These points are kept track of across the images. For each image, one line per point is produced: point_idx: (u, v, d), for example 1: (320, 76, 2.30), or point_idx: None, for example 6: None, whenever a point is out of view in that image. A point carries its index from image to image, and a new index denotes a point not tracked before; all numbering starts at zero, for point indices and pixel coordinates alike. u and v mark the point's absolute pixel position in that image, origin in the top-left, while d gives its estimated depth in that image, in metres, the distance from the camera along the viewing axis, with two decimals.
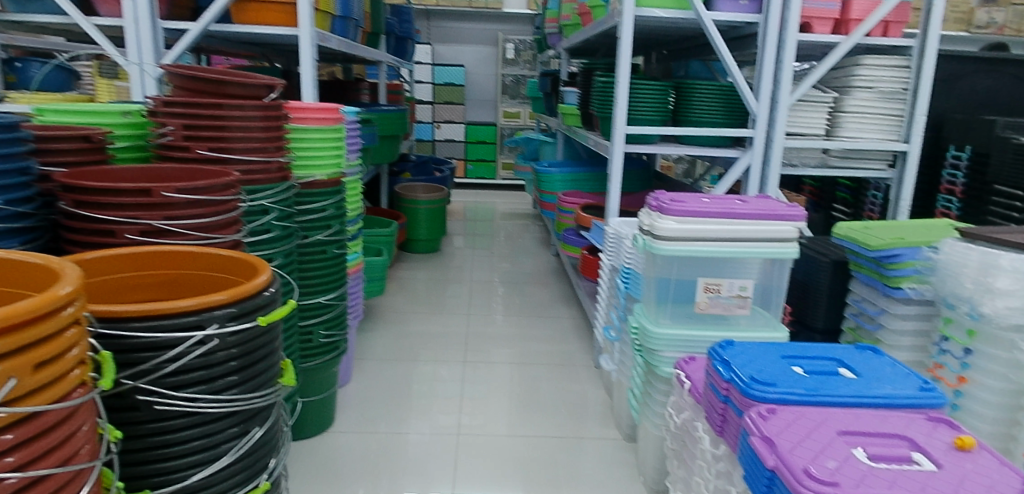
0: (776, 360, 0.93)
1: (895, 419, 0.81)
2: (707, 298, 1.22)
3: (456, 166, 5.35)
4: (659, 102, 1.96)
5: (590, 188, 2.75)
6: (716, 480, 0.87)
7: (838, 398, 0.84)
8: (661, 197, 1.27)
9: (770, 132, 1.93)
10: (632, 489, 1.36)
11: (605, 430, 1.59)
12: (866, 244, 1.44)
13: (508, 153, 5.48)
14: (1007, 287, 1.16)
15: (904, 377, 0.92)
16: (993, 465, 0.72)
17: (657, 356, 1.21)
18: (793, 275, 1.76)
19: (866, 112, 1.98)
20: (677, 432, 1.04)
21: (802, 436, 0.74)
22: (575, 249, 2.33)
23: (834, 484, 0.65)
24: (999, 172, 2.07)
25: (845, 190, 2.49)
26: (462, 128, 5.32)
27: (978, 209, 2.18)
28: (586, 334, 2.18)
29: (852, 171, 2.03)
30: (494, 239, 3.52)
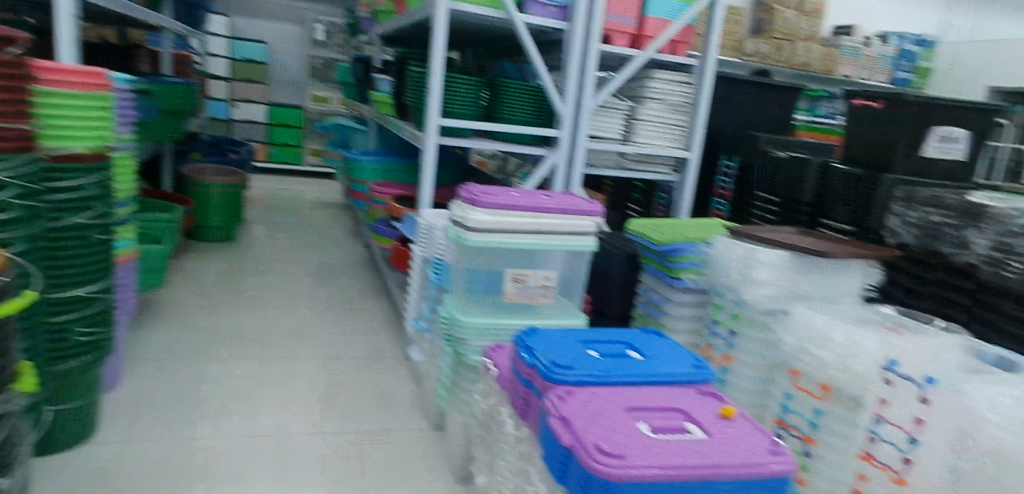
0: (574, 345, 0.98)
1: (673, 395, 0.89)
2: (515, 288, 1.26)
3: (255, 148, 4.99)
4: (471, 97, 1.99)
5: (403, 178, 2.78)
6: (518, 461, 0.90)
7: (625, 378, 0.91)
8: (472, 190, 1.28)
9: (575, 133, 2.04)
10: (439, 477, 1.36)
11: (413, 421, 1.57)
12: (654, 239, 1.60)
13: (315, 138, 5.24)
14: (764, 277, 1.38)
15: (681, 356, 1.02)
16: (748, 429, 0.83)
17: (466, 345, 1.22)
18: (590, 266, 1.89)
19: (656, 122, 2.18)
20: (483, 419, 1.06)
21: (594, 414, 0.79)
22: (385, 240, 2.30)
23: (620, 457, 0.70)
24: (759, 181, 2.46)
25: (639, 192, 2.74)
26: (262, 108, 4.98)
27: (741, 211, 2.56)
28: (396, 326, 2.16)
29: (643, 173, 2.23)
30: (299, 229, 3.34)
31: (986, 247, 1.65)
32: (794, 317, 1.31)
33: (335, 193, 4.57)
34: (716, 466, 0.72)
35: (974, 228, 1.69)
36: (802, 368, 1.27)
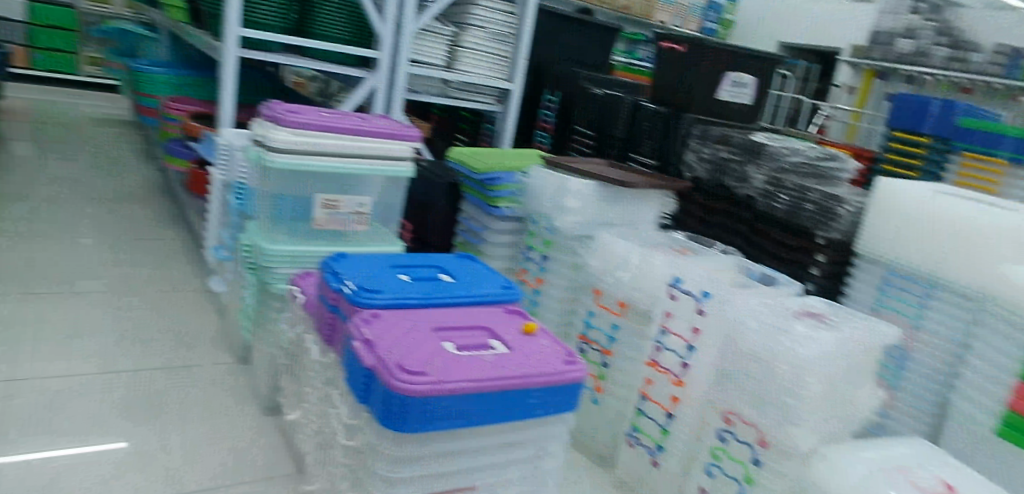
0: (384, 270, 0.97)
1: (481, 315, 0.93)
2: (325, 214, 1.21)
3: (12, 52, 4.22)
4: (279, 8, 1.83)
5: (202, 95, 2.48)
6: (323, 386, 0.89)
7: (435, 300, 0.92)
8: (275, 107, 1.19)
9: (395, 55, 1.98)
10: (245, 410, 1.32)
11: (216, 355, 1.49)
12: (474, 168, 1.61)
13: (92, 44, 4.55)
14: (574, 205, 1.46)
15: (491, 278, 1.05)
16: (547, 343, 0.89)
17: (272, 273, 1.16)
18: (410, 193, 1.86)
19: (479, 50, 2.16)
20: (290, 348, 1.03)
21: (399, 334, 0.79)
22: (180, 162, 2.11)
23: (422, 374, 0.72)
24: (578, 114, 2.56)
25: (466, 121, 2.75)
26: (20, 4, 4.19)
27: (560, 143, 2.67)
28: (197, 256, 2.00)
29: (467, 102, 2.22)
30: (76, 149, 2.92)
31: (762, 182, 1.99)
32: (599, 243, 1.43)
33: (122, 109, 4.04)
34: (520, 377, 0.78)
35: (754, 165, 2.02)
36: (603, 287, 1.42)
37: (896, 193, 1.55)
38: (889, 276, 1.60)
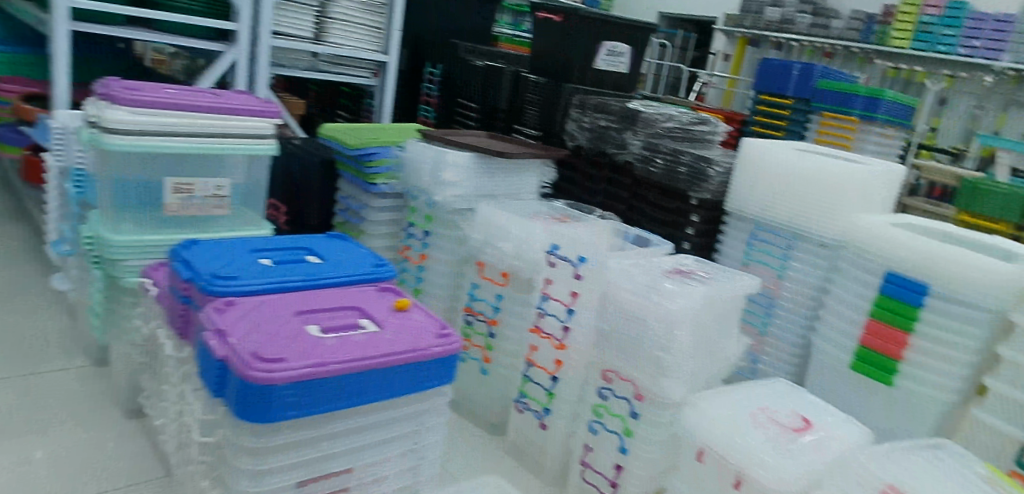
0: (243, 255, 0.92)
1: (350, 294, 0.90)
2: (178, 200, 1.17)
3: None
4: None
5: (39, 75, 2.23)
6: (180, 382, 0.84)
7: (300, 283, 0.88)
8: (114, 85, 1.13)
9: (256, 27, 1.89)
10: (104, 413, 1.22)
11: (70, 359, 1.37)
12: (346, 144, 1.55)
13: None
14: (452, 178, 1.45)
15: (362, 257, 1.03)
16: (421, 318, 0.88)
17: (121, 266, 1.11)
18: (275, 171, 1.74)
19: (350, 21, 2.09)
20: (146, 344, 0.97)
21: (257, 321, 0.76)
22: (14, 150, 1.91)
23: (279, 361, 0.69)
24: (461, 87, 2.57)
25: (347, 97, 2.65)
26: None
27: (445, 118, 2.66)
28: (43, 253, 1.82)
29: (340, 76, 2.15)
30: None
31: (639, 148, 2.07)
32: (480, 215, 1.43)
33: None
34: (393, 355, 0.77)
35: (631, 131, 2.10)
36: (486, 259, 1.43)
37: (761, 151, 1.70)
38: (757, 230, 1.78)
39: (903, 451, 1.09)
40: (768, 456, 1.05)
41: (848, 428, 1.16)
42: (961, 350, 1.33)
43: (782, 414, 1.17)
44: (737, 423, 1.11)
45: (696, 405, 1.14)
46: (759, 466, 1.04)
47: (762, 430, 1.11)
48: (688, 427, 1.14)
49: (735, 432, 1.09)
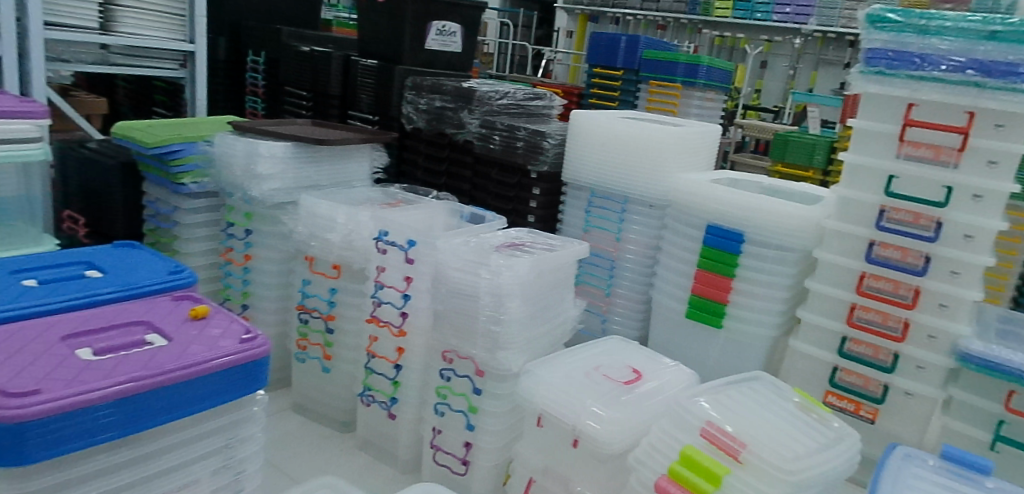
0: (13, 284, 0.96)
1: (136, 310, 0.96)
2: None
3: None
4: None
5: None
6: None
7: (76, 306, 0.94)
8: None
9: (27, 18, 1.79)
10: None
11: None
12: (143, 143, 1.46)
13: None
14: (267, 171, 1.39)
15: (153, 267, 1.08)
16: (213, 324, 0.95)
17: None
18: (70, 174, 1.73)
19: (144, 10, 2.06)
20: None
21: (19, 356, 0.80)
22: None
23: (34, 393, 0.73)
24: (286, 75, 2.54)
25: (161, 94, 2.46)
26: None
27: (275, 106, 2.66)
28: None
29: (139, 69, 2.11)
30: None
31: (477, 126, 2.19)
32: (303, 208, 1.38)
33: None
34: (204, 363, 0.86)
35: (467, 110, 2.20)
36: (313, 254, 1.39)
37: (600, 129, 2.13)
38: (592, 199, 2.22)
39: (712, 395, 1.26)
40: (601, 414, 1.14)
41: (667, 376, 1.34)
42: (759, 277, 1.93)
43: (616, 373, 1.32)
44: (572, 385, 1.21)
45: (533, 373, 1.20)
46: (593, 426, 1.13)
47: (597, 388, 1.23)
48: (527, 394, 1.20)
49: (569, 395, 1.18)
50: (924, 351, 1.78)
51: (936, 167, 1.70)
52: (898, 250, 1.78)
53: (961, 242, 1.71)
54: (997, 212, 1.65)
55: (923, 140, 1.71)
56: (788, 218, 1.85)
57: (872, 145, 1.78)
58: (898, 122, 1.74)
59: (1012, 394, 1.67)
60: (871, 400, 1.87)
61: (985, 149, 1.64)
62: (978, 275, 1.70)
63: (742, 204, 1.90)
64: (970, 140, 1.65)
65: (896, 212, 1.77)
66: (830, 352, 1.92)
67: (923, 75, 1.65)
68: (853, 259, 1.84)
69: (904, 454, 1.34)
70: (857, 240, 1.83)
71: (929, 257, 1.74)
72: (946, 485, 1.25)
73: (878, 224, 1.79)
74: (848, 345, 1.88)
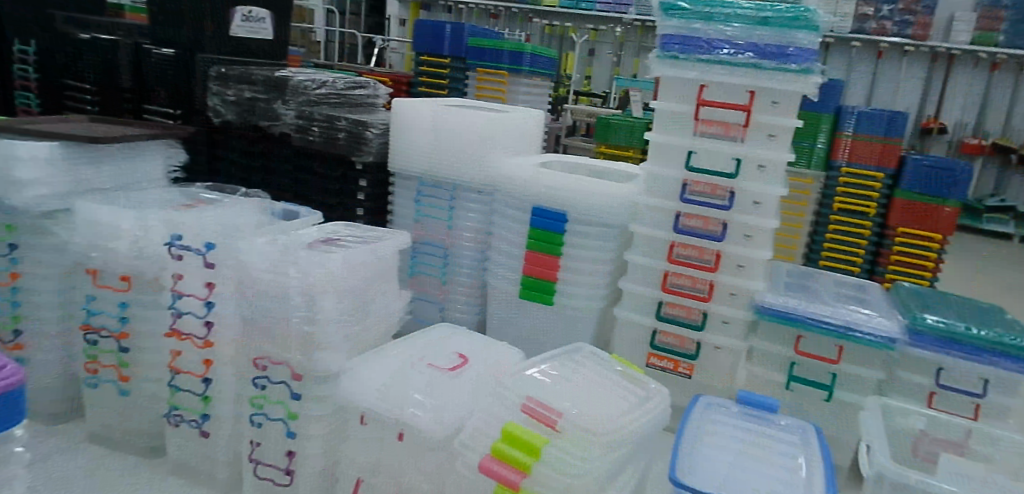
0: None
1: None
2: None
3: None
4: None
5: None
6: None
7: None
8: None
9: None
10: None
11: None
12: None
13: None
14: (29, 176, 1.49)
15: None
16: None
17: None
18: None
19: None
20: None
21: None
22: None
23: None
24: (63, 66, 2.36)
25: None
26: None
27: (53, 103, 2.42)
28: None
29: None
30: None
31: (293, 117, 2.16)
32: (83, 215, 1.34)
33: None
34: None
35: (281, 101, 2.17)
36: (98, 267, 1.38)
37: (422, 121, 2.11)
38: (421, 188, 2.19)
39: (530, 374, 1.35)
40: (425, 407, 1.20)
41: (492, 356, 1.42)
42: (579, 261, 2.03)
43: (442, 360, 1.36)
44: (395, 382, 1.24)
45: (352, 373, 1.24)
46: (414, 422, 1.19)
47: (421, 379, 1.27)
48: (350, 397, 1.22)
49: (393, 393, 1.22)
50: (727, 308, 1.96)
51: (727, 143, 1.87)
52: (700, 220, 1.94)
53: (751, 208, 1.90)
54: (778, 180, 1.87)
55: (715, 118, 1.88)
56: (608, 199, 1.96)
57: (673, 124, 1.92)
58: (692, 102, 1.89)
59: (800, 338, 1.89)
60: (686, 357, 2.04)
61: (766, 123, 1.83)
62: (766, 237, 1.91)
63: (561, 186, 1.98)
64: (752, 117, 1.83)
65: (697, 185, 1.93)
66: (650, 317, 2.06)
67: (709, 58, 1.82)
68: (663, 230, 1.98)
69: (708, 404, 1.47)
70: (666, 212, 1.97)
71: (726, 223, 1.92)
72: (743, 427, 1.39)
73: (682, 196, 1.93)
74: (664, 309, 2.03)
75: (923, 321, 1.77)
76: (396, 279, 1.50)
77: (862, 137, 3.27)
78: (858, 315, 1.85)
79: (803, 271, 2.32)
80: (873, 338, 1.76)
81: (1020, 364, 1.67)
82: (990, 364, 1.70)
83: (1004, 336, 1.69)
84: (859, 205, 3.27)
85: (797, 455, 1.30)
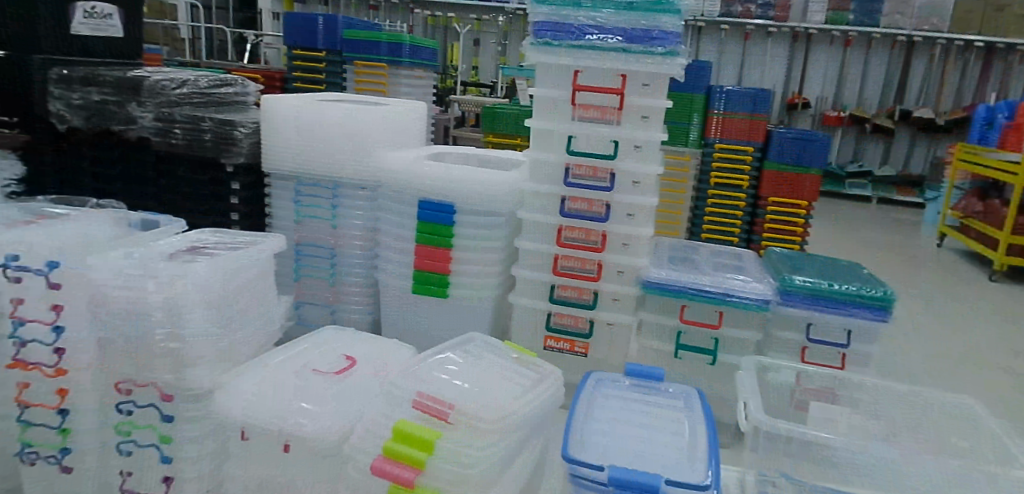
0: None
1: None
2: None
3: None
4: None
5: None
6: None
7: None
8: None
9: None
10: None
11: None
12: None
13: None
14: None
15: None
16: None
17: None
18: None
19: None
20: None
21: None
22: None
23: None
24: None
25: None
26: None
27: None
28: None
29: None
30: None
31: (151, 120, 2.08)
32: None
33: None
34: None
35: (137, 103, 2.08)
36: None
37: (295, 119, 2.05)
38: (300, 186, 2.13)
39: (423, 365, 1.39)
40: (307, 416, 1.26)
41: (379, 357, 1.50)
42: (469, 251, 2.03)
43: (328, 366, 1.44)
44: (271, 391, 1.32)
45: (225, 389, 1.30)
46: (298, 432, 1.25)
47: (301, 386, 1.35)
48: (224, 410, 1.29)
49: (266, 402, 1.28)
50: (616, 285, 2.03)
51: (604, 125, 1.92)
52: (585, 202, 1.99)
53: (631, 187, 1.96)
54: (653, 159, 1.94)
55: (590, 102, 1.92)
56: (493, 185, 1.96)
57: (551, 110, 1.95)
58: (568, 88, 1.92)
59: (685, 307, 1.97)
60: (581, 337, 2.09)
61: (638, 105, 1.90)
62: (647, 214, 1.98)
63: (447, 177, 1.96)
64: (625, 100, 1.89)
65: (578, 168, 1.96)
66: (543, 301, 2.10)
67: (579, 44, 1.86)
68: (549, 215, 2.01)
69: (600, 380, 1.51)
70: (551, 197, 2.00)
71: (609, 204, 1.98)
72: (633, 398, 1.45)
73: (565, 180, 1.97)
74: (557, 292, 2.07)
75: (792, 282, 1.91)
76: (257, 288, 1.56)
77: (732, 115, 3.46)
78: (735, 281, 1.97)
79: (685, 245, 2.43)
80: (751, 301, 1.88)
81: (876, 313, 1.85)
82: (851, 315, 1.86)
83: (861, 289, 1.86)
84: (733, 179, 3.47)
85: (683, 421, 1.36)
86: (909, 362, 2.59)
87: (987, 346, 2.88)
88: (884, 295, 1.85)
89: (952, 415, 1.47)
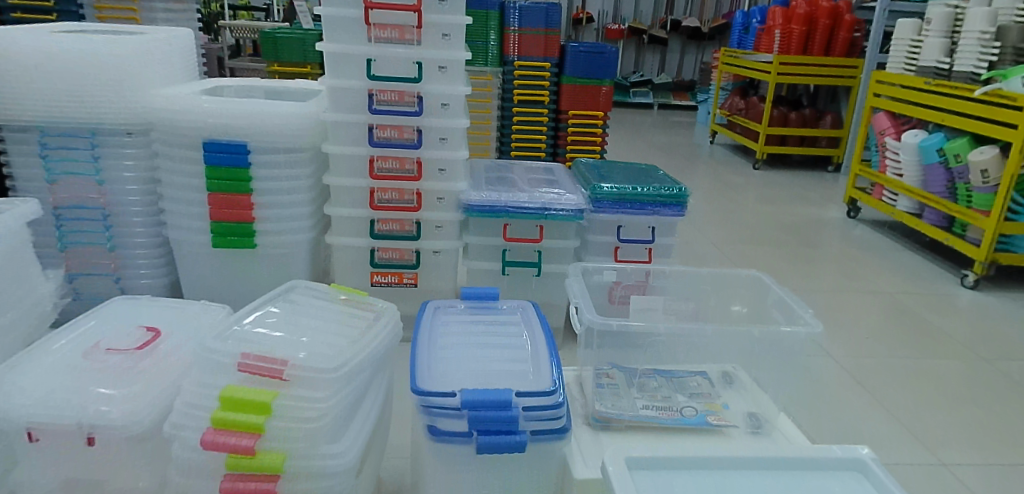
0: None
1: None
2: None
3: None
4: None
5: None
6: None
7: None
8: None
9: None
10: None
11: None
12: None
13: None
14: None
15: None
16: None
17: None
18: None
19: None
20: None
21: None
22: None
23: None
24: None
25: None
26: None
27: None
28: None
29: None
30: None
31: None
32: None
33: None
34: None
35: None
36: None
37: (24, 55, 1.68)
38: (45, 140, 1.78)
39: (242, 323, 1.27)
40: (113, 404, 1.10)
41: (188, 322, 1.35)
42: (273, 194, 1.86)
43: (125, 342, 1.26)
44: (60, 384, 1.13)
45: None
46: (100, 424, 1.09)
47: (97, 372, 1.17)
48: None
49: (56, 395, 1.10)
50: (437, 213, 1.99)
51: (403, 47, 1.82)
52: (394, 130, 1.89)
53: (440, 110, 1.90)
54: (459, 79, 1.88)
55: (386, 22, 1.80)
56: (289, 119, 1.79)
57: (344, 33, 1.80)
58: (359, 6, 1.78)
59: (507, 225, 2.00)
60: (409, 268, 2.04)
61: (437, 23, 1.81)
62: (460, 137, 1.94)
63: (233, 113, 1.75)
64: (424, 17, 1.79)
65: (383, 94, 1.85)
66: (364, 237, 2.00)
67: None
68: (358, 147, 1.89)
69: (435, 308, 1.49)
70: (357, 127, 1.88)
71: (420, 130, 1.90)
72: (470, 321, 1.45)
73: (370, 108, 1.85)
74: (378, 227, 1.99)
75: (600, 189, 2.02)
76: (7, 267, 1.33)
77: (527, 32, 3.47)
78: (550, 194, 2.03)
79: (498, 165, 2.45)
80: (566, 212, 1.95)
81: (675, 210, 2.03)
82: (654, 213, 2.02)
83: (660, 189, 2.02)
84: (534, 95, 3.53)
85: (522, 334, 1.39)
86: (701, 249, 2.90)
87: (757, 225, 3.33)
88: (679, 192, 2.04)
89: (744, 289, 1.67)
